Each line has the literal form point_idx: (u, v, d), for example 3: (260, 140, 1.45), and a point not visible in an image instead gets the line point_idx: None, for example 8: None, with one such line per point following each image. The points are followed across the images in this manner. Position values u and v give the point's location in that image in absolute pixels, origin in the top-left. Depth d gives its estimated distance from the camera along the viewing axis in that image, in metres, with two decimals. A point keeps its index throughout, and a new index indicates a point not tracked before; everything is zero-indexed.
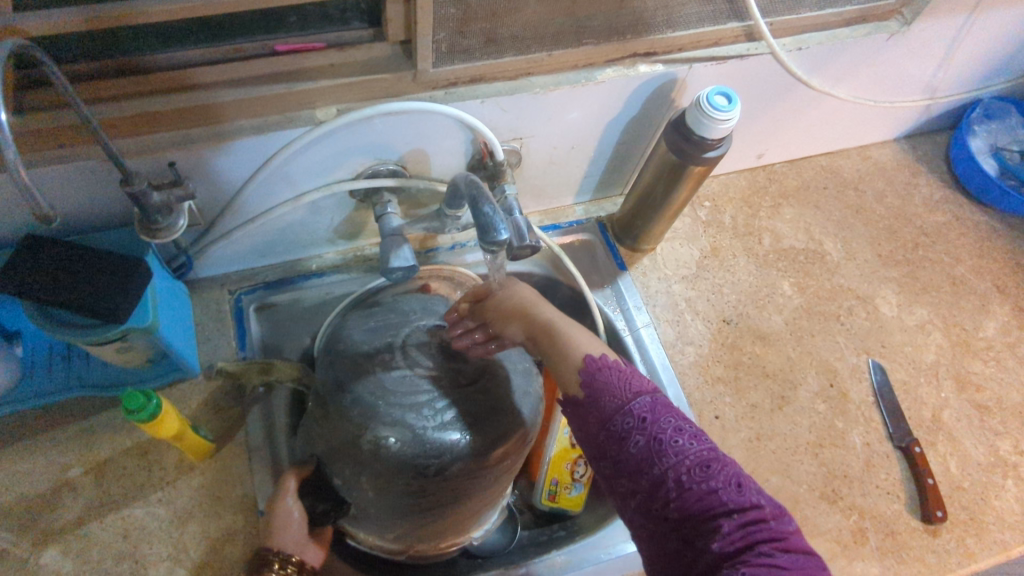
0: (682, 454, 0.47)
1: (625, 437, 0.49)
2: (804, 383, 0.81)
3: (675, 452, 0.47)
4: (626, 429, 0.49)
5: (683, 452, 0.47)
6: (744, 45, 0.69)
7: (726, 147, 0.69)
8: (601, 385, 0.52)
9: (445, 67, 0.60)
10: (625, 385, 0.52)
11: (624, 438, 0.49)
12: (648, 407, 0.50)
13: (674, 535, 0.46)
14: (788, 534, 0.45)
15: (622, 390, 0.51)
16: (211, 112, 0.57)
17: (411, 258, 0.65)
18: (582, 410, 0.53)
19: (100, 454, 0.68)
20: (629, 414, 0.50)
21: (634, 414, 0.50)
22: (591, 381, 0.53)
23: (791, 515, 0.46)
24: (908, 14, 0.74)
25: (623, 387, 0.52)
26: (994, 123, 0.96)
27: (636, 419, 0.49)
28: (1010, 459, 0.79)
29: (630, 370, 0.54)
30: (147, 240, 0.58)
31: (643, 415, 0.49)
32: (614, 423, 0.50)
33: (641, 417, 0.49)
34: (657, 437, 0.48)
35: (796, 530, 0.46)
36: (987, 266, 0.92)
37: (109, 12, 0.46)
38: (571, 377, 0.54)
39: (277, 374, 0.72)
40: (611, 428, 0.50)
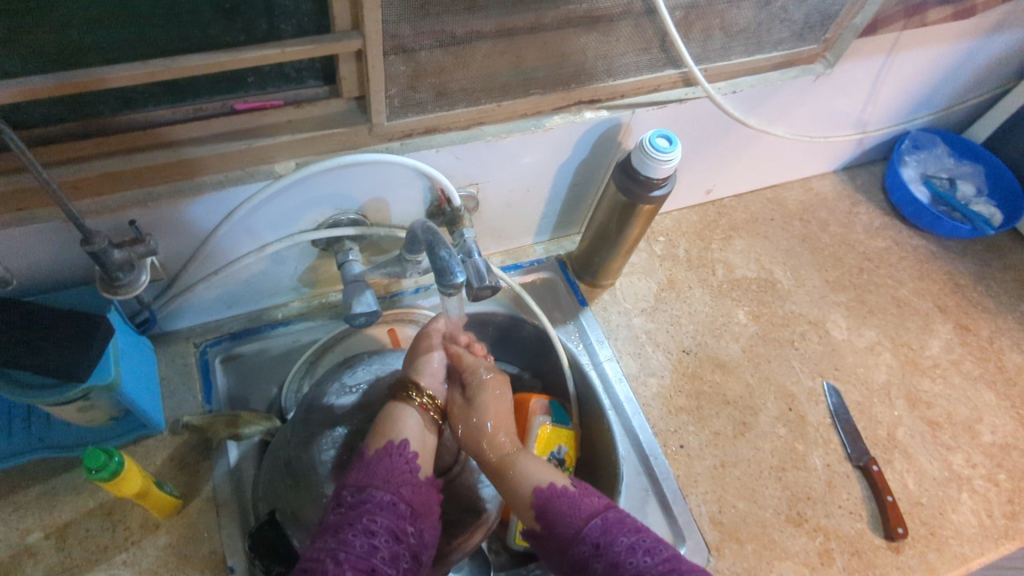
0: (639, 571, 0.52)
1: (586, 565, 0.54)
2: (764, 409, 0.84)
3: (633, 574, 0.52)
4: (585, 556, 0.54)
5: (640, 572, 0.52)
6: (682, 90, 0.74)
7: (671, 186, 0.72)
8: (553, 511, 0.58)
9: (399, 120, 0.63)
10: (575, 513, 0.57)
11: (585, 568, 0.54)
12: (600, 531, 0.55)
13: None
14: None
15: (573, 520, 0.57)
16: (172, 170, 0.59)
17: (372, 303, 0.67)
18: (545, 544, 0.58)
19: (62, 517, 0.66)
20: (583, 540, 0.55)
21: (589, 540, 0.55)
22: (545, 516, 0.58)
23: None
24: (830, 57, 0.79)
25: (574, 515, 0.57)
26: (923, 152, 1.03)
27: (592, 546, 0.55)
28: (963, 472, 0.82)
29: (580, 495, 0.59)
30: (108, 296, 0.59)
31: (597, 539, 0.55)
32: (573, 551, 0.55)
33: (596, 542, 0.55)
34: (614, 560, 0.53)
35: None
36: (928, 287, 0.97)
37: (65, 81, 0.48)
38: (528, 509, 0.60)
39: (244, 426, 0.71)
40: (571, 556, 0.56)
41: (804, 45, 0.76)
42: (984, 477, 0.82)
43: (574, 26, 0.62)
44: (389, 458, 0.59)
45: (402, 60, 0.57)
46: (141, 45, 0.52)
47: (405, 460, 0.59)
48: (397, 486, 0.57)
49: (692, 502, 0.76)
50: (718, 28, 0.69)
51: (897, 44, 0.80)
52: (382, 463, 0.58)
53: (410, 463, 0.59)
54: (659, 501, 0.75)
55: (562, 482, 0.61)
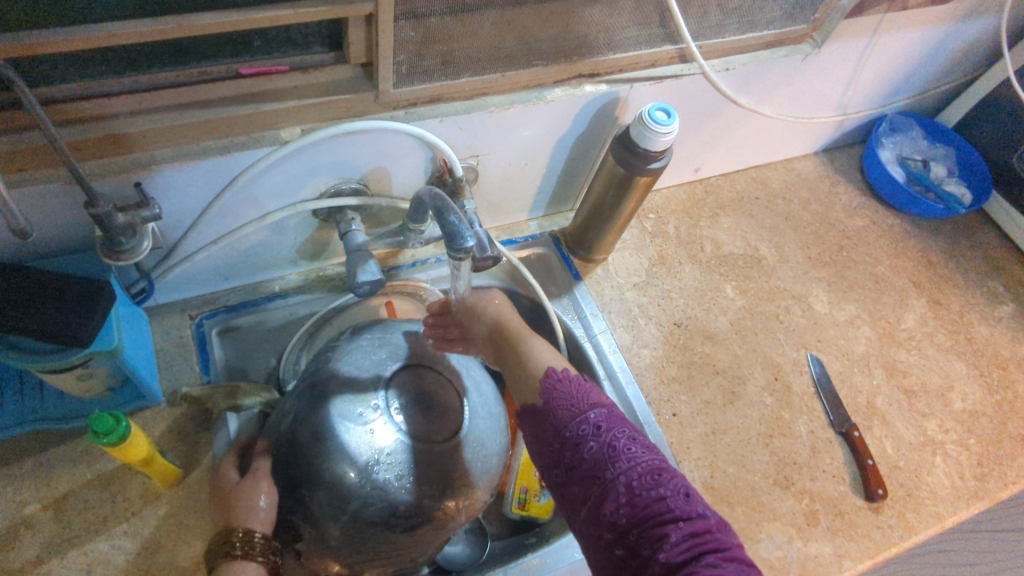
0: (633, 460, 0.52)
1: (581, 442, 0.54)
2: (751, 378, 0.87)
3: (628, 458, 0.52)
4: (583, 435, 0.55)
5: (636, 460, 0.52)
6: (677, 67, 0.75)
7: (668, 159, 0.74)
8: (560, 395, 0.59)
9: (405, 88, 0.63)
10: (581, 398, 0.58)
11: (578, 444, 0.54)
12: (603, 418, 0.56)
13: (621, 541, 0.50)
14: (730, 545, 0.48)
15: (579, 404, 0.58)
16: (177, 133, 0.58)
17: (376, 271, 0.67)
18: (540, 422, 0.59)
19: (60, 488, 0.65)
20: (584, 421, 0.56)
21: (589, 422, 0.55)
22: (551, 390, 0.60)
23: (734, 532, 0.50)
24: (818, 37, 0.82)
25: (578, 399, 0.58)
26: (898, 135, 1.07)
27: (593, 427, 0.55)
28: (937, 437, 0.86)
29: (588, 387, 0.60)
30: (110, 262, 0.58)
31: (599, 423, 0.55)
32: (569, 429, 0.56)
33: (596, 425, 0.55)
34: (611, 442, 0.53)
35: (740, 545, 0.49)
36: (904, 264, 1.01)
37: (62, 37, 0.47)
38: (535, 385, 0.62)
39: (243, 397, 0.72)
40: (566, 436, 0.56)
41: (794, 24, 0.79)
42: (956, 442, 0.86)
43: None
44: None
45: (412, 25, 0.58)
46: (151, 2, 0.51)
47: None
48: None
49: (685, 467, 0.78)
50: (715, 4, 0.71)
51: (880, 26, 0.83)
52: None
53: None
54: None
55: (573, 371, 0.62)
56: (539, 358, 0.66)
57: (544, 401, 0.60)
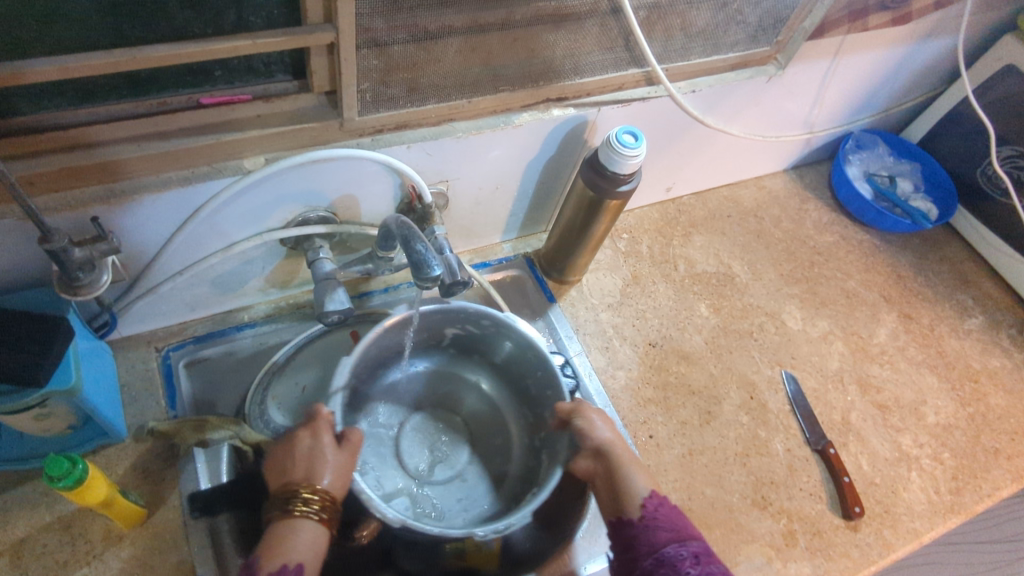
0: None
1: (678, 568, 0.55)
2: (727, 398, 0.87)
3: None
4: (681, 560, 0.55)
5: None
6: (644, 89, 0.76)
7: (637, 181, 0.74)
8: (662, 517, 0.59)
9: (371, 115, 0.63)
10: (682, 529, 0.59)
11: (677, 567, 0.55)
12: (701, 550, 0.57)
13: None
14: None
15: (679, 530, 0.58)
16: (138, 165, 0.57)
17: (345, 300, 0.67)
18: (632, 540, 0.59)
19: (17, 533, 0.63)
20: (684, 546, 0.56)
21: (689, 549, 0.56)
22: (654, 515, 0.60)
23: None
24: (782, 59, 0.83)
25: (679, 525, 0.59)
26: (865, 152, 1.09)
27: (691, 555, 0.56)
28: (912, 452, 0.87)
29: (683, 516, 0.61)
30: (67, 297, 0.56)
31: (696, 552, 0.56)
32: (667, 550, 0.56)
33: (695, 556, 0.56)
34: None
35: None
36: (874, 279, 1.02)
37: (11, 71, 0.46)
38: (633, 505, 0.61)
39: (210, 429, 0.69)
40: (663, 557, 0.56)
41: (758, 46, 0.80)
42: (930, 456, 0.87)
43: (544, 23, 0.63)
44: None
45: (374, 54, 0.57)
46: (104, 33, 0.51)
47: None
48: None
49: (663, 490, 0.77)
50: (679, 28, 0.72)
51: (842, 47, 0.85)
52: None
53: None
54: None
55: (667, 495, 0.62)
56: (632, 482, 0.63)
57: (639, 520, 0.60)
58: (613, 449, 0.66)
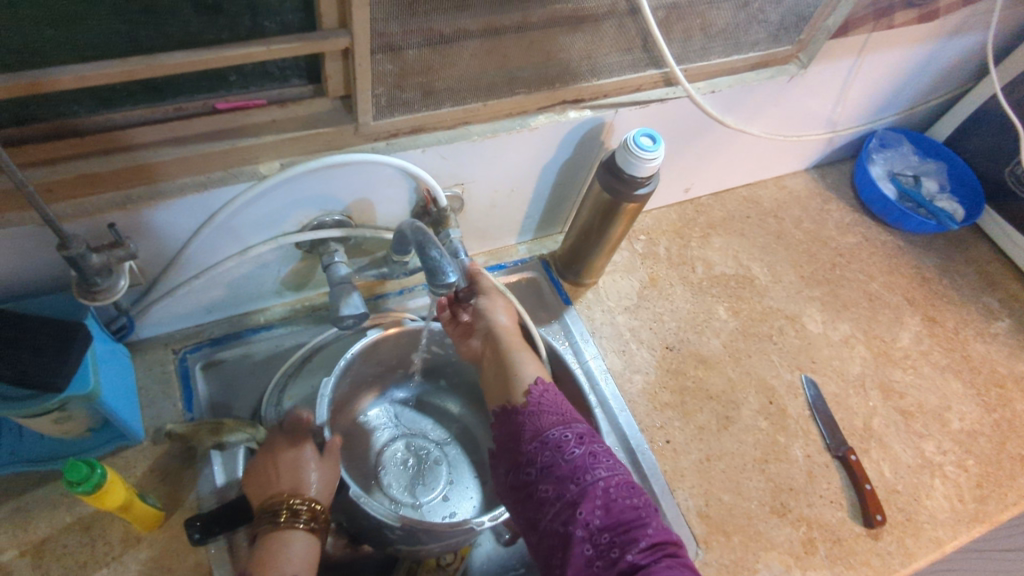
0: (612, 475, 0.53)
1: (561, 447, 0.54)
2: (745, 402, 0.85)
3: (607, 468, 0.53)
4: (564, 440, 0.55)
5: (613, 470, 0.53)
6: (662, 90, 0.75)
7: (654, 184, 0.73)
8: (546, 402, 0.59)
9: (385, 119, 0.63)
10: (565, 411, 0.59)
11: (560, 447, 0.54)
12: (585, 430, 0.56)
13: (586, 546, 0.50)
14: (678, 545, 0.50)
15: (562, 412, 0.58)
16: (154, 171, 0.57)
17: (360, 305, 0.67)
18: (517, 424, 0.58)
19: (38, 534, 0.64)
20: (569, 429, 0.56)
21: (573, 432, 0.56)
22: (539, 401, 0.59)
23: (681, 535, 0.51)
24: (804, 58, 0.81)
25: (562, 409, 0.59)
26: (889, 151, 1.07)
27: (575, 436, 0.55)
28: (935, 459, 0.85)
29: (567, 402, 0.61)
30: (87, 302, 0.57)
31: (580, 434, 0.56)
32: (550, 433, 0.56)
33: (580, 436, 0.56)
34: (592, 452, 0.54)
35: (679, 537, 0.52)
36: (897, 281, 1.00)
37: (28, 81, 0.46)
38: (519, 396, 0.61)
39: (227, 432, 0.69)
40: (547, 437, 0.55)
41: (779, 46, 0.78)
42: (954, 463, 0.85)
43: (560, 26, 0.62)
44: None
45: (389, 58, 0.57)
46: (121, 40, 0.50)
47: None
48: None
49: (680, 496, 0.77)
50: (698, 29, 0.70)
51: (866, 45, 0.83)
52: None
53: None
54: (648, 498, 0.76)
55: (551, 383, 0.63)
56: (523, 370, 0.65)
57: (525, 404, 0.59)
58: (503, 341, 0.70)
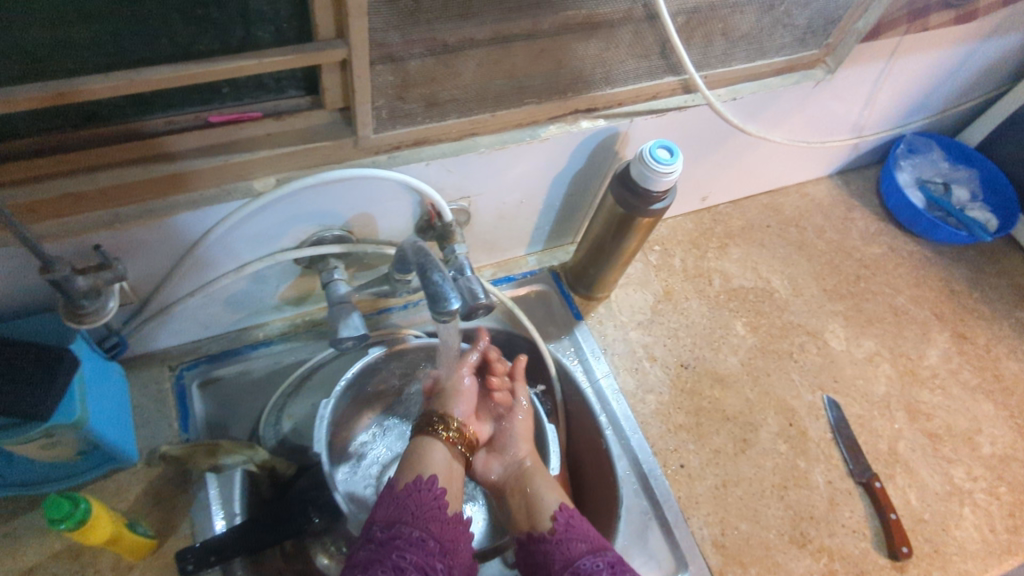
0: None
1: None
2: (764, 424, 0.82)
3: None
4: (596, 569, 0.57)
5: None
6: (681, 97, 0.71)
7: (671, 198, 0.69)
8: (574, 529, 0.62)
9: (387, 132, 0.59)
10: (595, 539, 0.62)
11: None
12: (615, 558, 0.59)
13: None
14: None
15: (591, 541, 0.61)
16: (143, 188, 0.54)
17: (360, 326, 0.64)
18: (547, 557, 0.62)
19: (27, 561, 0.62)
20: (599, 558, 0.58)
21: (603, 559, 0.58)
22: (567, 527, 0.63)
23: None
24: (832, 62, 0.77)
25: (594, 539, 0.61)
26: (917, 157, 1.02)
27: (606, 564, 0.57)
28: (964, 486, 0.81)
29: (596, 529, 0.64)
30: (73, 325, 0.54)
31: (611, 561, 0.58)
32: (581, 562, 0.58)
33: (610, 563, 0.58)
34: None
35: None
36: (925, 295, 0.96)
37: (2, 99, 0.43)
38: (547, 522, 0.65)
39: (224, 455, 0.66)
40: (578, 568, 0.58)
41: (805, 50, 0.74)
42: (985, 491, 0.80)
43: (573, 33, 0.58)
44: (417, 492, 0.62)
45: (390, 69, 0.53)
46: (104, 52, 0.47)
47: (433, 495, 0.63)
48: (425, 520, 0.60)
49: (694, 524, 0.73)
50: (720, 33, 0.66)
51: (898, 48, 0.78)
52: (411, 498, 0.62)
53: (438, 499, 0.63)
54: (661, 526, 0.73)
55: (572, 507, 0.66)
56: (546, 497, 0.68)
57: (555, 532, 0.63)
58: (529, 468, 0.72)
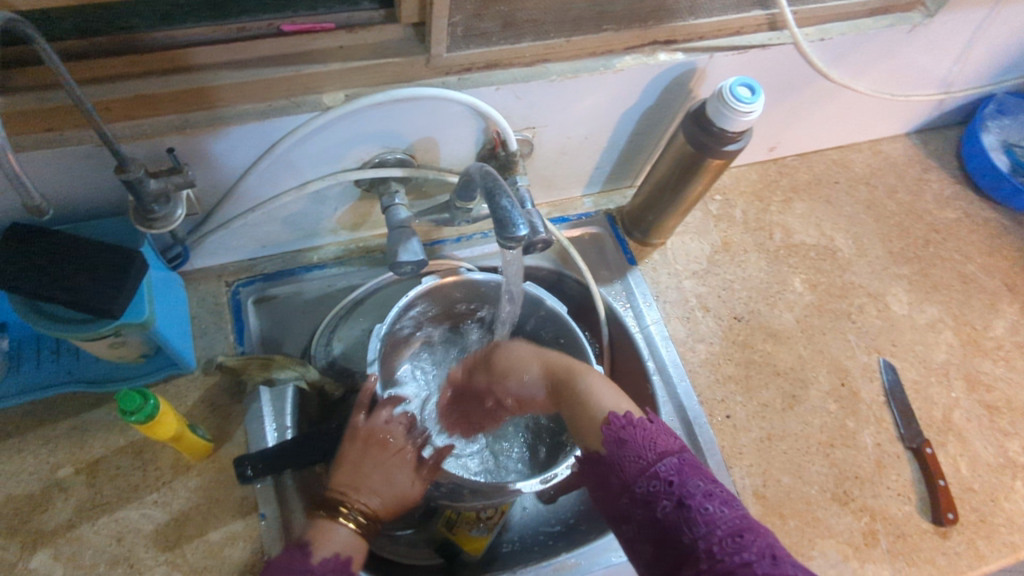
0: (711, 521, 0.49)
1: (653, 500, 0.52)
2: (815, 382, 0.80)
3: (706, 521, 0.49)
4: (654, 494, 0.52)
5: (715, 521, 0.49)
6: (766, 34, 0.67)
7: (746, 141, 0.66)
8: (628, 444, 0.56)
9: (460, 52, 0.57)
10: (655, 447, 0.55)
11: (650, 501, 0.52)
12: (674, 470, 0.53)
13: None
14: None
15: (645, 455, 0.54)
16: (214, 96, 0.54)
17: (419, 252, 0.63)
18: (605, 472, 0.57)
19: (93, 453, 0.65)
20: (654, 476, 0.53)
21: (659, 476, 0.53)
22: (618, 441, 0.57)
23: None
24: (931, 5, 0.72)
25: (646, 449, 0.55)
26: (1008, 118, 0.95)
27: (665, 483, 0.52)
28: (1019, 460, 0.78)
29: (656, 429, 0.57)
30: (143, 230, 0.55)
31: (671, 477, 0.52)
32: (639, 486, 0.53)
33: (668, 480, 0.52)
34: (685, 500, 0.50)
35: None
36: (997, 264, 0.91)
37: None
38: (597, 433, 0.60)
39: (277, 369, 0.69)
40: (635, 491, 0.53)
41: None
42: None
43: None
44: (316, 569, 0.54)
45: None
46: None
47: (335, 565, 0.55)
48: None
49: (736, 474, 0.73)
50: None
51: None
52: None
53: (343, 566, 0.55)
54: None
55: (637, 414, 0.59)
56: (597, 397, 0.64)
57: (608, 450, 0.57)
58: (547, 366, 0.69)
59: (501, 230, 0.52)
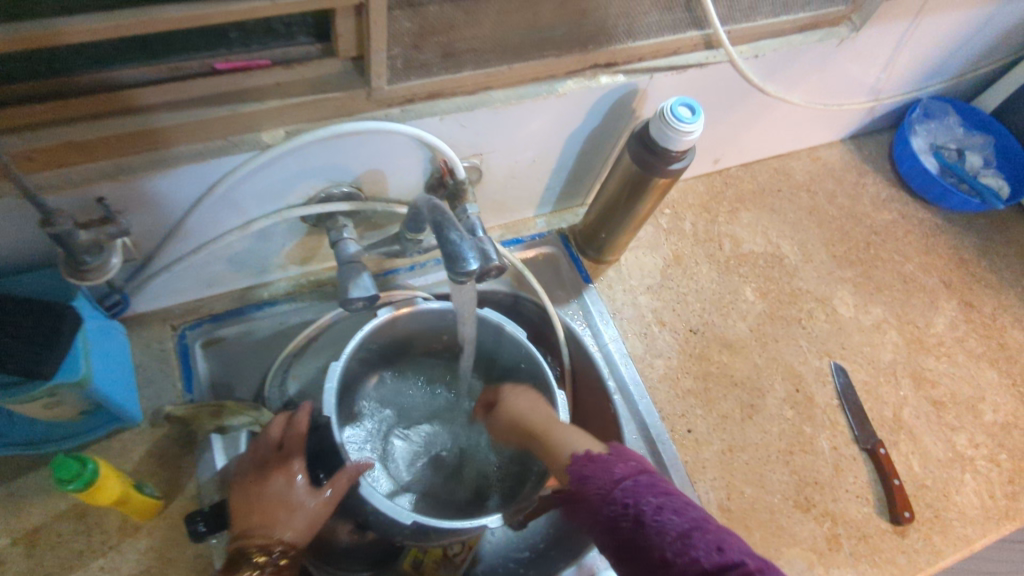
0: (663, 531, 0.50)
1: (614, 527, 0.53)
2: (771, 390, 0.82)
3: (658, 532, 0.50)
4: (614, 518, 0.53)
5: (665, 530, 0.50)
6: (701, 54, 0.68)
7: (689, 159, 0.67)
8: (585, 474, 0.57)
9: (401, 83, 0.57)
10: (608, 472, 0.56)
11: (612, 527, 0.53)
12: (630, 491, 0.54)
13: None
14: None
15: (602, 482, 0.55)
16: (148, 139, 0.52)
17: (371, 287, 0.62)
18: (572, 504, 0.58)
19: (31, 521, 0.61)
20: (612, 501, 0.54)
21: (617, 502, 0.54)
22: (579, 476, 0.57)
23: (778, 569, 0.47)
24: (857, 19, 0.74)
25: (603, 476, 0.56)
26: (933, 122, 1.00)
27: (620, 506, 0.53)
28: (966, 453, 0.81)
29: (615, 456, 0.58)
30: (75, 282, 0.52)
31: (626, 500, 0.53)
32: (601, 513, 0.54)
33: (624, 502, 0.53)
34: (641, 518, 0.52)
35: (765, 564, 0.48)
36: (934, 263, 0.95)
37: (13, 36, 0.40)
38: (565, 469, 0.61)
39: (227, 415, 0.66)
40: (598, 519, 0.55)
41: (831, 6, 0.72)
42: (986, 458, 0.81)
43: None
44: None
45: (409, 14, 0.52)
46: None
47: None
48: None
49: (701, 489, 0.73)
50: None
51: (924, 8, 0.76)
52: None
53: None
54: None
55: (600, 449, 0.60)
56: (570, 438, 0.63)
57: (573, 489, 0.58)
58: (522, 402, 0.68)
59: (450, 262, 0.52)
